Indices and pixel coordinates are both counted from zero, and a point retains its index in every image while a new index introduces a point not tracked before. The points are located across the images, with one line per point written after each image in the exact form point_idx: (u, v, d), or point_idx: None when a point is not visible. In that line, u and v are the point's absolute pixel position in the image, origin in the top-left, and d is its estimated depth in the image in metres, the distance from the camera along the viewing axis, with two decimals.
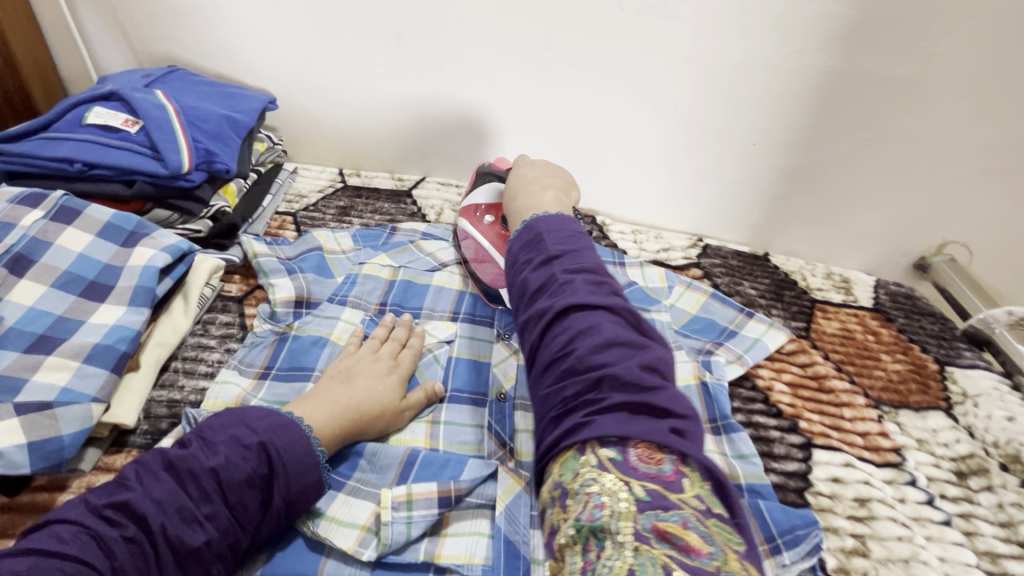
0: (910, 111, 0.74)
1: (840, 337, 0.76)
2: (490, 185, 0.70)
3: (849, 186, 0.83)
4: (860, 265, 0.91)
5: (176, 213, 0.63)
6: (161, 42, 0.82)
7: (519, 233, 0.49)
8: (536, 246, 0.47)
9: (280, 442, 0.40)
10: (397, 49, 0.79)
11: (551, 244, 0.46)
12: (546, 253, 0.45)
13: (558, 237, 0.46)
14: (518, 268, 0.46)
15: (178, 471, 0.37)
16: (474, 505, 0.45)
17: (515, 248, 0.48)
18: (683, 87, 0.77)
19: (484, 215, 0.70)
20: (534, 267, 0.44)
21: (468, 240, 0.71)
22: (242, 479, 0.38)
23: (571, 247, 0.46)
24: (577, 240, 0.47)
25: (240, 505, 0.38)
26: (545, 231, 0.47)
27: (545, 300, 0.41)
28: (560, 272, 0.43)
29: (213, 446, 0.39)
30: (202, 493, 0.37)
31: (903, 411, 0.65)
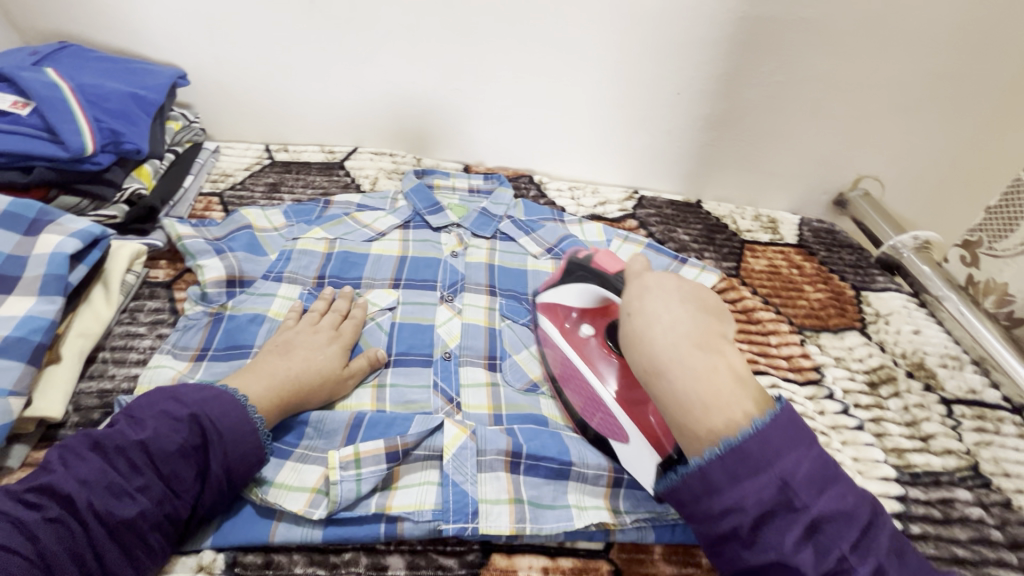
0: (817, 52, 0.78)
1: (767, 273, 0.80)
2: (587, 289, 0.52)
3: (769, 129, 0.86)
4: (785, 205, 0.96)
5: (86, 199, 0.59)
6: (48, 16, 0.76)
7: (715, 457, 0.36)
8: (761, 466, 0.35)
9: (212, 412, 0.42)
10: (309, 15, 0.75)
11: (798, 486, 0.35)
12: (798, 510, 0.34)
13: (792, 455, 0.36)
14: (738, 535, 0.36)
15: (106, 448, 0.38)
16: (423, 457, 0.47)
17: (725, 471, 0.36)
18: (605, 40, 0.77)
19: (579, 325, 0.53)
20: (785, 539, 0.34)
21: (552, 351, 0.55)
22: (173, 449, 0.39)
23: (819, 481, 0.35)
24: (812, 459, 0.36)
25: (175, 475, 0.39)
26: (770, 449, 0.36)
27: (801, 556, 0.34)
28: (824, 539, 0.34)
29: (143, 422, 0.40)
30: (132, 467, 0.38)
31: (824, 333, 0.71)
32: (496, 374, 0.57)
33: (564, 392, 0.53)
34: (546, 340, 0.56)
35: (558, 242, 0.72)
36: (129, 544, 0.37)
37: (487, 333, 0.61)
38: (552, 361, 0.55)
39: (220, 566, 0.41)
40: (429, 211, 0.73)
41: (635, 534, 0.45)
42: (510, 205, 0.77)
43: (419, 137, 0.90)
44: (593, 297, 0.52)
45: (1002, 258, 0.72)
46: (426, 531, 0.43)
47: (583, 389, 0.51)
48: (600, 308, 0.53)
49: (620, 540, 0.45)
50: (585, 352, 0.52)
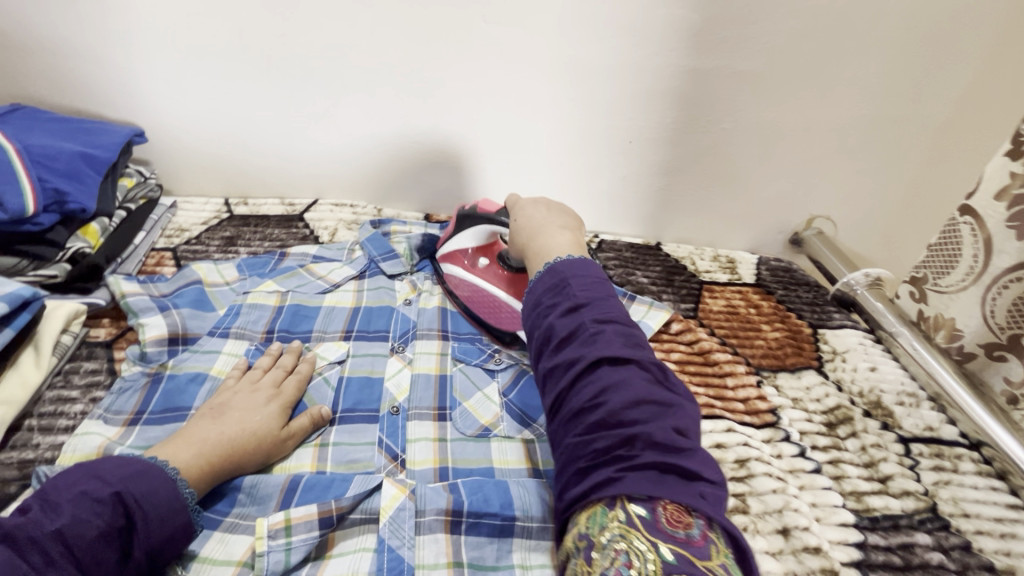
0: (758, 102, 0.82)
1: (725, 314, 0.81)
2: (479, 229, 0.66)
3: (721, 173, 0.89)
4: (744, 245, 0.98)
5: (25, 259, 0.58)
6: (8, 80, 0.77)
7: (541, 276, 0.51)
8: (562, 287, 0.49)
9: (137, 490, 0.40)
10: (267, 76, 0.77)
11: (577, 291, 0.48)
12: (573, 299, 0.47)
13: (582, 283, 0.48)
14: (541, 311, 0.48)
15: (13, 539, 0.35)
16: (360, 521, 0.45)
17: (541, 287, 0.50)
18: (555, 94, 0.81)
19: (477, 259, 0.66)
20: (560, 315, 0.47)
21: (461, 285, 0.67)
22: (94, 535, 0.37)
23: (597, 293, 0.48)
24: (602, 288, 0.49)
25: (94, 562, 0.37)
26: (569, 275, 0.49)
27: (591, 382, 0.42)
28: (582, 316, 0.45)
29: (58, 506, 0.37)
30: (46, 559, 0.35)
31: (781, 373, 0.71)
32: (446, 426, 0.56)
33: (480, 317, 0.66)
34: (455, 281, 0.68)
35: None
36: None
37: (437, 383, 0.60)
38: (467, 299, 0.67)
39: None
40: (383, 259, 0.74)
41: None
42: None
43: (380, 188, 0.91)
44: (487, 235, 0.65)
45: (948, 293, 0.71)
46: None
47: (495, 304, 0.64)
48: (489, 244, 0.67)
49: None
50: (488, 275, 0.65)
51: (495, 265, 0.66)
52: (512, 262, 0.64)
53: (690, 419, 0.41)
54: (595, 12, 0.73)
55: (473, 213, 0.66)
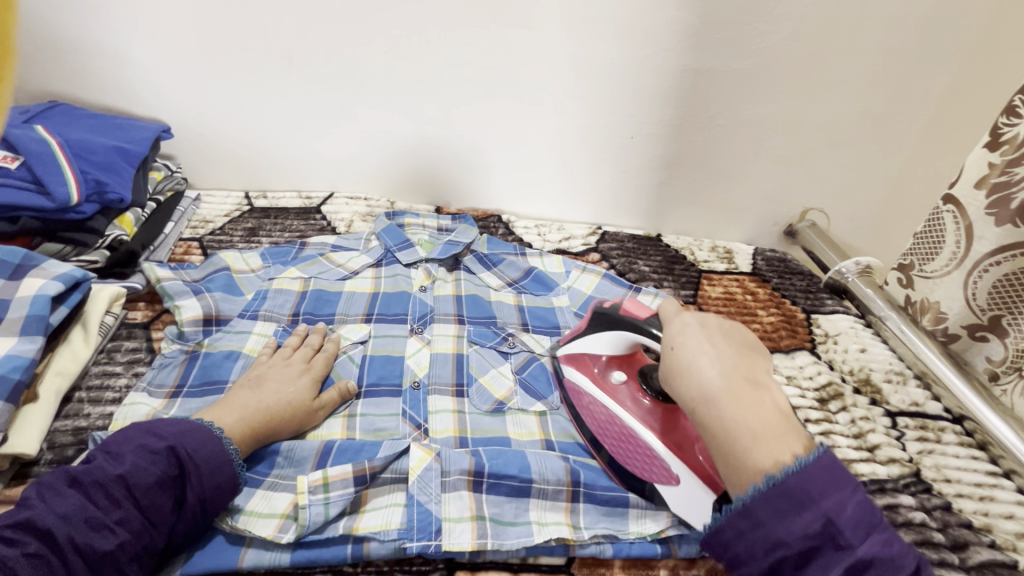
0: (754, 99, 0.86)
1: (722, 300, 0.86)
2: (620, 337, 0.54)
3: (718, 167, 0.94)
4: (741, 237, 1.03)
5: (69, 245, 0.62)
6: (40, 78, 0.80)
7: (758, 481, 0.38)
8: (790, 490, 0.37)
9: (189, 444, 0.44)
10: (288, 75, 0.81)
11: (825, 505, 0.36)
12: (819, 516, 0.36)
13: (824, 481, 0.37)
14: (765, 527, 0.37)
15: (84, 484, 0.40)
16: (390, 480, 0.49)
17: (767, 493, 0.38)
18: (562, 92, 0.85)
19: (611, 372, 0.56)
20: (806, 541, 0.36)
21: (592, 406, 0.55)
22: (151, 481, 0.42)
23: (844, 497, 0.37)
24: (846, 490, 0.37)
25: (153, 506, 0.41)
26: (807, 479, 0.37)
27: None
28: (844, 548, 0.35)
29: (120, 457, 0.42)
30: (111, 501, 0.40)
31: (776, 354, 0.75)
32: (463, 400, 0.60)
33: (588, 429, 0.55)
34: (576, 393, 0.57)
35: (522, 277, 0.79)
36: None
37: (455, 361, 0.64)
38: (581, 410, 0.56)
39: None
40: (399, 248, 0.78)
41: (595, 548, 0.47)
42: (475, 239, 0.82)
43: (393, 182, 0.95)
44: (627, 344, 0.55)
45: (935, 278, 0.74)
46: (390, 550, 0.45)
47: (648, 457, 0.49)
48: (627, 355, 0.56)
49: (582, 556, 0.47)
50: (620, 394, 0.53)
51: (641, 394, 0.53)
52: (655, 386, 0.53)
53: None
54: (601, 14, 0.77)
55: (617, 314, 0.55)
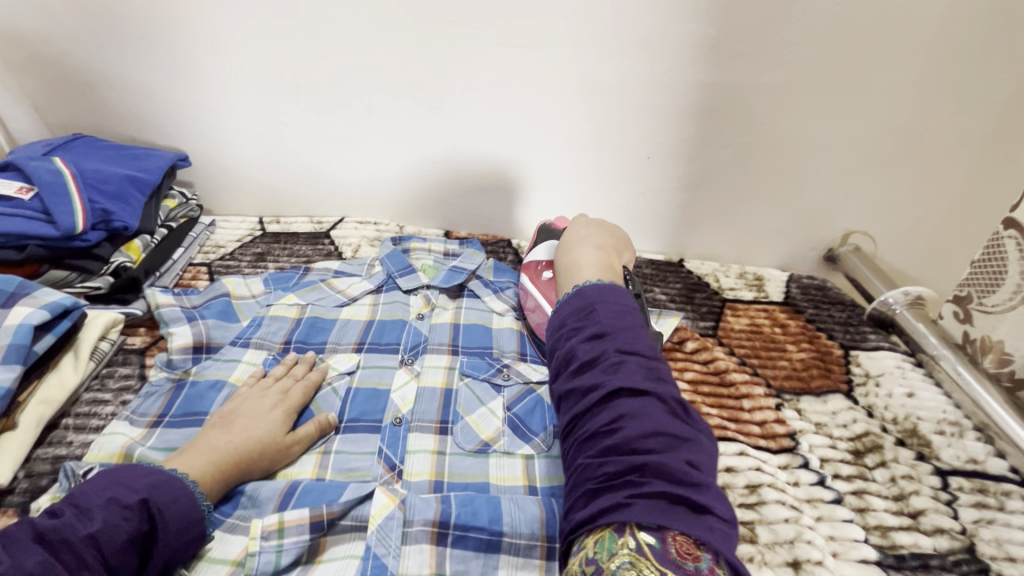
0: (781, 114, 0.79)
1: (747, 333, 0.78)
2: (551, 244, 0.74)
3: (744, 188, 0.87)
4: (773, 262, 0.95)
5: (74, 272, 0.64)
6: (74, 112, 0.85)
7: (569, 299, 0.56)
8: (587, 309, 0.53)
9: (162, 499, 0.43)
10: (298, 102, 0.82)
11: (604, 318, 0.52)
12: (597, 326, 0.51)
13: (609, 309, 0.52)
14: (566, 333, 0.53)
15: (52, 541, 0.38)
16: (350, 528, 0.46)
17: (569, 308, 0.55)
18: (571, 112, 0.81)
19: (544, 271, 0.72)
20: (583, 339, 0.51)
21: (536, 312, 0.70)
22: (122, 540, 0.40)
23: (620, 319, 0.51)
24: (627, 316, 0.52)
25: (119, 565, 0.40)
26: (596, 301, 0.54)
27: (591, 377, 0.47)
28: (605, 344, 0.49)
29: (91, 512, 0.41)
30: (78, 561, 0.38)
31: (804, 397, 0.67)
32: (446, 439, 0.56)
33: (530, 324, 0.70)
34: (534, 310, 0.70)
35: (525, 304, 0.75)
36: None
37: (442, 397, 0.61)
38: (527, 312, 0.72)
39: None
40: (401, 273, 0.76)
41: None
42: (480, 264, 0.80)
43: (402, 206, 0.94)
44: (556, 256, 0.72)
45: (995, 313, 0.66)
46: None
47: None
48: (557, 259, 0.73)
49: None
50: (548, 288, 0.70)
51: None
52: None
53: (704, 448, 0.43)
54: (608, 31, 0.74)
55: (550, 229, 0.77)
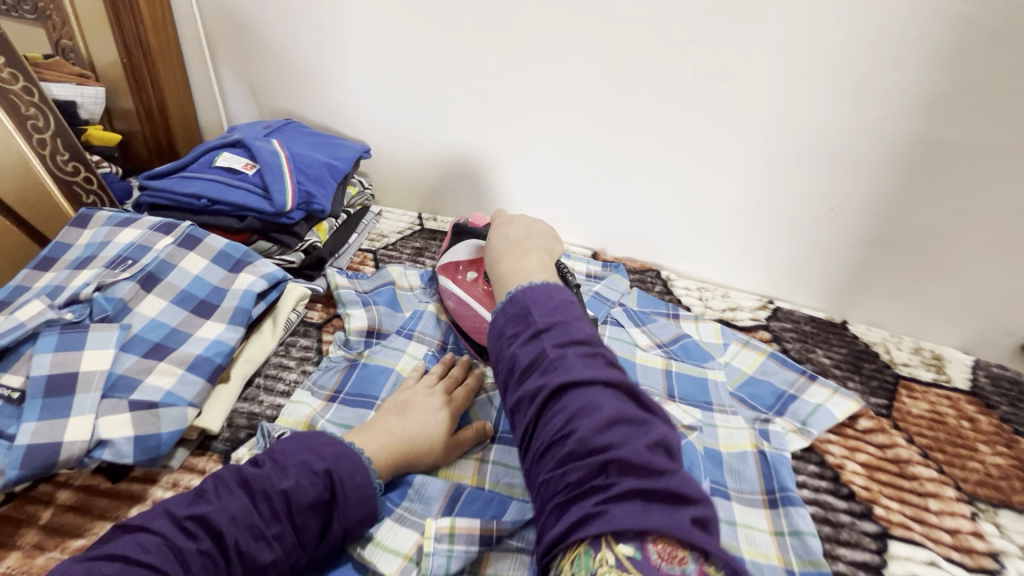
0: (1011, 181, 0.69)
1: (927, 420, 0.68)
2: (468, 243, 0.68)
3: (943, 255, 0.77)
4: (955, 342, 0.83)
5: (275, 245, 0.71)
6: (279, 97, 0.94)
7: (503, 304, 0.47)
8: (523, 311, 0.45)
9: (343, 472, 0.46)
10: (478, 109, 0.86)
11: (539, 317, 0.43)
12: (534, 326, 0.43)
13: (545, 307, 0.44)
14: (504, 341, 0.44)
15: (253, 490, 0.43)
16: (514, 548, 0.47)
17: (534, 301, 0.45)
18: (757, 148, 0.77)
19: (466, 272, 0.67)
20: (519, 340, 0.43)
21: (465, 308, 0.66)
22: (308, 503, 0.43)
23: (559, 314, 0.44)
24: (568, 308, 0.45)
25: (304, 527, 0.43)
26: (530, 301, 0.45)
27: (533, 382, 0.40)
28: (566, 346, 0.41)
29: (285, 470, 0.44)
30: (272, 514, 0.42)
31: (1005, 511, 0.58)
32: None
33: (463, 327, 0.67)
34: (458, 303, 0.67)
35: (671, 341, 0.74)
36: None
37: None
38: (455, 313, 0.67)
39: None
40: None
41: None
42: (625, 293, 0.80)
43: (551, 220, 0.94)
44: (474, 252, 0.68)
45: None
46: None
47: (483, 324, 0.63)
48: (478, 258, 0.68)
49: None
50: (471, 288, 0.66)
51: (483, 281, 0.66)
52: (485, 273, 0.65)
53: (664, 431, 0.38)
54: (817, 72, 0.69)
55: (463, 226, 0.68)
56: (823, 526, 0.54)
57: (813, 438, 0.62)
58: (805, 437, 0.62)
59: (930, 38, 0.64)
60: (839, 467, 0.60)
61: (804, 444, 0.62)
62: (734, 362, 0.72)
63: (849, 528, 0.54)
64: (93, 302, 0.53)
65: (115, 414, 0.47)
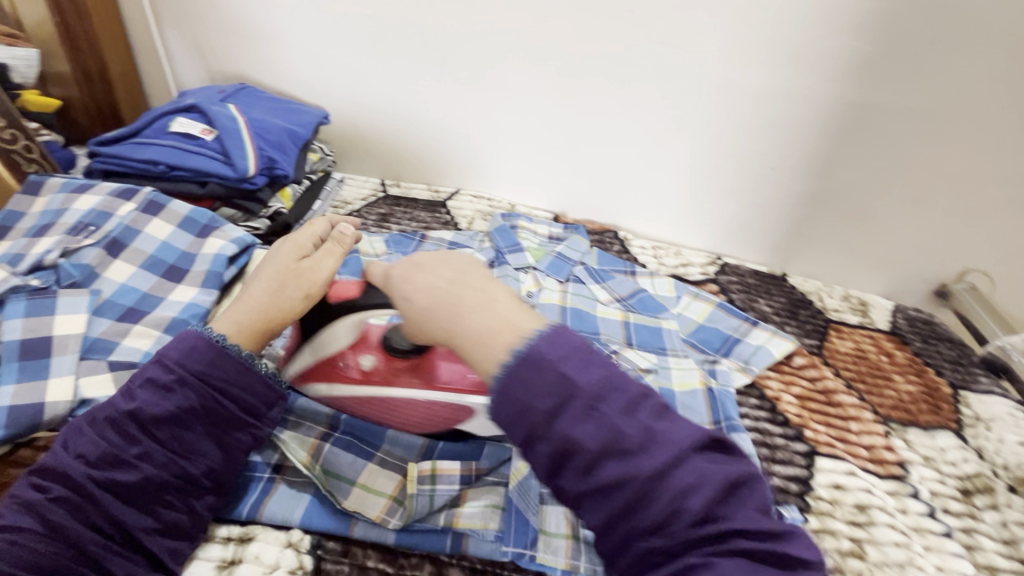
0: (926, 140, 0.77)
1: (852, 357, 0.77)
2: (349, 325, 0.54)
3: (871, 209, 0.85)
4: (879, 289, 0.93)
5: (240, 212, 0.72)
6: (230, 61, 0.91)
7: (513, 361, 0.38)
8: (567, 382, 0.37)
9: (194, 369, 0.47)
10: (439, 73, 0.86)
11: (584, 381, 0.37)
12: (589, 398, 0.37)
13: (577, 365, 0.38)
14: (540, 420, 0.36)
15: (98, 422, 0.44)
16: (491, 482, 0.53)
17: (524, 382, 0.37)
18: (707, 111, 0.81)
19: (360, 360, 0.55)
20: (570, 416, 0.36)
21: (346, 397, 0.55)
22: (163, 415, 0.45)
23: (601, 371, 0.38)
24: (597, 363, 0.39)
25: (174, 437, 0.45)
26: (557, 362, 0.38)
27: (612, 470, 0.35)
28: (608, 413, 0.36)
29: (131, 393, 0.46)
30: (127, 437, 0.44)
31: (912, 428, 0.67)
32: None
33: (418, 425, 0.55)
34: (355, 401, 0.55)
35: (629, 295, 0.79)
36: (141, 501, 0.44)
37: None
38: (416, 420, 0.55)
39: (306, 546, 0.48)
40: (509, 250, 0.82)
41: None
42: (586, 252, 0.85)
43: (514, 185, 0.96)
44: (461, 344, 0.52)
45: None
46: (487, 551, 0.48)
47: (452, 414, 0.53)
48: (360, 339, 0.55)
49: None
50: (404, 376, 0.54)
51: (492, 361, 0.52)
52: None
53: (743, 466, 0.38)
54: (760, 38, 0.74)
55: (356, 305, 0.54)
56: (761, 448, 0.62)
57: (755, 375, 0.70)
58: (747, 374, 0.70)
59: (859, 7, 0.69)
60: (776, 399, 0.67)
61: (746, 380, 0.69)
62: (686, 312, 0.78)
63: (782, 449, 0.62)
64: (59, 268, 0.56)
65: (96, 374, 0.51)
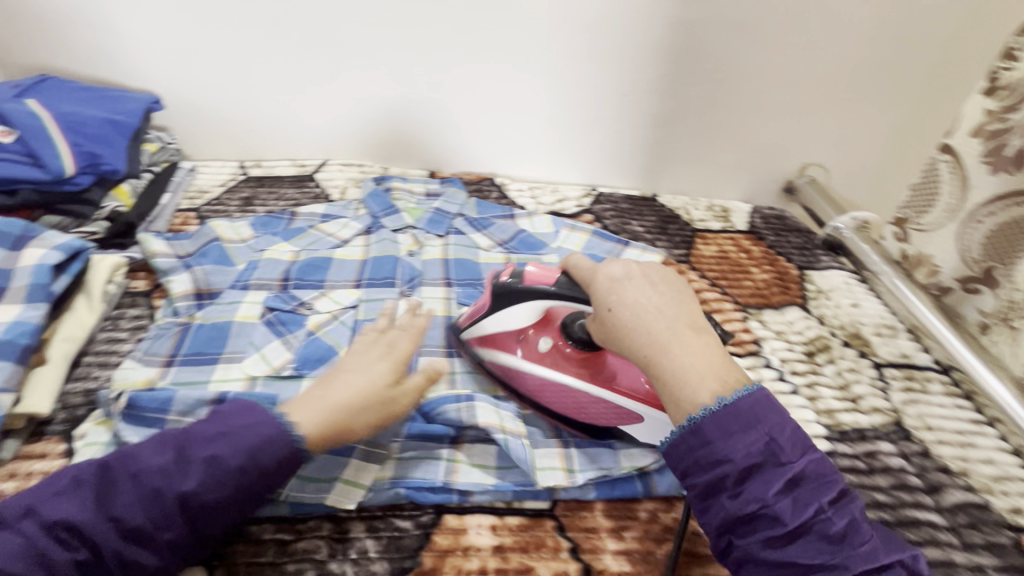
0: (752, 49, 0.84)
1: (715, 258, 0.85)
2: (518, 307, 0.55)
3: (719, 121, 0.92)
4: (738, 195, 1.01)
5: (68, 218, 0.67)
6: (27, 52, 0.80)
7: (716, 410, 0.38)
8: (736, 422, 0.38)
9: (265, 436, 0.44)
10: (276, 38, 0.81)
11: (772, 420, 0.38)
12: (746, 435, 0.38)
13: (772, 410, 0.39)
14: (705, 458, 0.38)
15: (142, 477, 0.41)
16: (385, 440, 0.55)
17: (723, 429, 0.38)
18: (555, 46, 0.83)
19: (540, 340, 0.58)
20: (766, 457, 0.38)
21: (514, 378, 0.58)
22: (192, 486, 0.41)
23: (757, 416, 0.38)
24: (777, 413, 0.39)
25: (194, 510, 0.42)
26: (752, 409, 0.38)
27: (753, 491, 0.37)
28: (742, 446, 0.38)
29: (185, 453, 0.42)
30: (161, 502, 0.41)
31: (766, 310, 0.76)
32: (455, 360, 0.64)
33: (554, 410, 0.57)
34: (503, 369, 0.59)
35: (510, 238, 0.81)
36: None
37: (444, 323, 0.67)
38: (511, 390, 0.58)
39: None
40: (384, 214, 0.81)
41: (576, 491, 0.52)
42: (464, 204, 0.86)
43: (385, 147, 0.94)
44: (538, 311, 0.55)
45: (927, 231, 0.75)
46: (387, 497, 0.50)
47: (507, 367, 0.59)
48: (546, 320, 0.58)
49: (564, 498, 0.53)
50: (552, 360, 0.57)
51: (564, 344, 0.57)
52: (577, 337, 0.55)
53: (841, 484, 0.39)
54: None
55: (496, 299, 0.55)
56: None
57: None
58: None
59: None
60: None
61: None
62: (565, 244, 0.82)
63: None
64: None
65: None
